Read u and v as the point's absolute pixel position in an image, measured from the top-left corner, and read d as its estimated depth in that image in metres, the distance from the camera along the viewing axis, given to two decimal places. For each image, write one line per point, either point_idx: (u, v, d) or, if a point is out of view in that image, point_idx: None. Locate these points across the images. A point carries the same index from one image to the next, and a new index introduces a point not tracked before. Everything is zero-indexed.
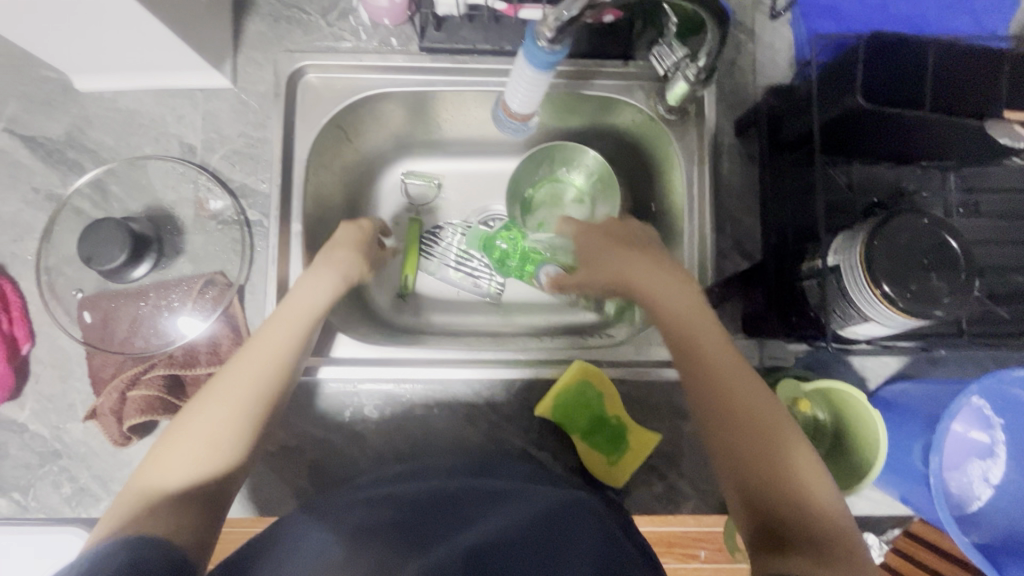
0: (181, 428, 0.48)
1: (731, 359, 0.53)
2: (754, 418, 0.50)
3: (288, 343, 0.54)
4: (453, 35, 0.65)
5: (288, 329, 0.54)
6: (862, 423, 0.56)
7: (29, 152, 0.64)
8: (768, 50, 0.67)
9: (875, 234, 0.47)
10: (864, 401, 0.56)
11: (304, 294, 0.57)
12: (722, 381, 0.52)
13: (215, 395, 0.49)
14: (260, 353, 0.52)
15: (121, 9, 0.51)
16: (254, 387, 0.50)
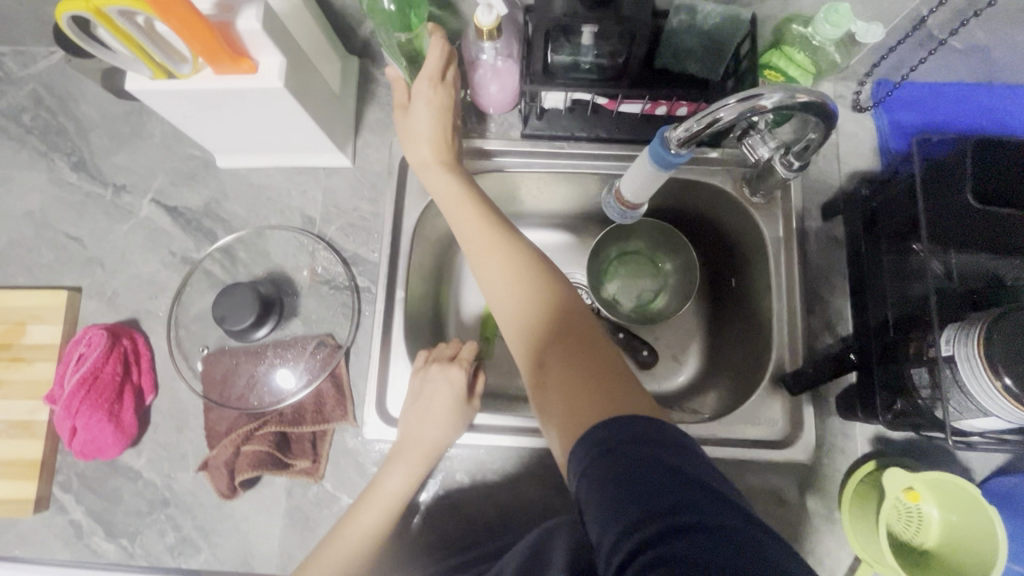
0: (312, 563, 0.56)
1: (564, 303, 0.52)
2: (566, 338, 0.50)
3: (373, 531, 0.57)
4: (553, 123, 0.71)
5: (374, 520, 0.58)
6: (975, 523, 0.55)
7: (170, 220, 0.72)
8: (853, 140, 0.70)
9: (992, 325, 0.47)
10: (979, 497, 0.55)
11: (394, 480, 0.59)
12: (573, 323, 0.51)
13: (337, 539, 0.57)
14: (350, 539, 0.57)
15: (278, 104, 0.58)
16: (345, 568, 0.56)
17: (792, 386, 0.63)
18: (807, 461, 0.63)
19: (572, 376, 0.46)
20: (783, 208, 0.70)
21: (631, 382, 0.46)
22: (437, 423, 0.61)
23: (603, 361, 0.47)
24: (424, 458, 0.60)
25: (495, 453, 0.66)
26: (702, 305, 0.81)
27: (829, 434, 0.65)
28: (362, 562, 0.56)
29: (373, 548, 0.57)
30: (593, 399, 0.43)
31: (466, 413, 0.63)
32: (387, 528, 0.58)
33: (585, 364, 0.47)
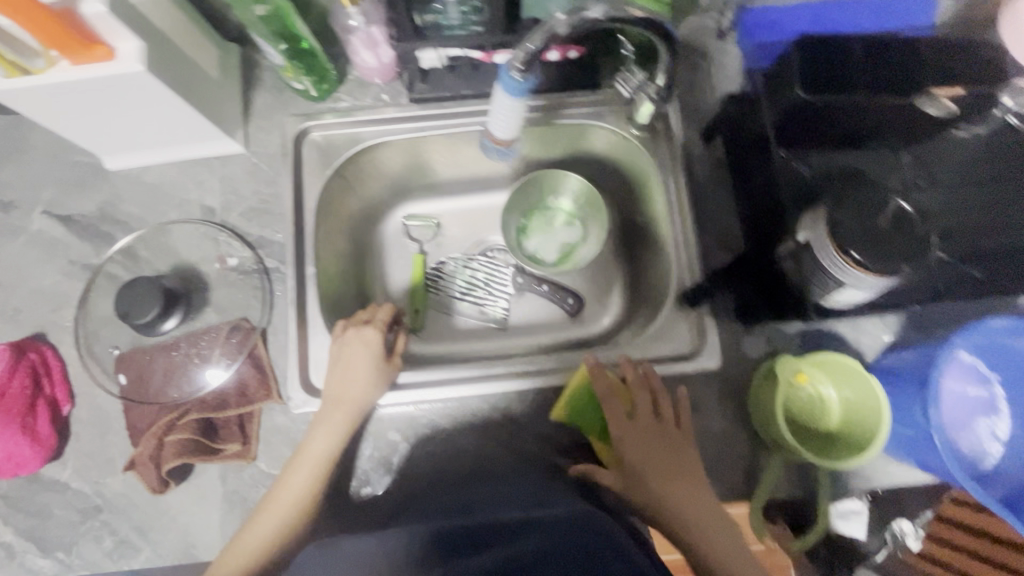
0: (246, 531, 0.59)
1: (658, 441, 0.62)
2: (676, 502, 0.59)
3: (305, 489, 0.60)
4: (438, 84, 0.73)
5: (305, 479, 0.60)
6: (864, 396, 0.59)
7: (66, 229, 0.71)
8: (722, 65, 0.74)
9: (832, 207, 0.52)
10: (861, 368, 0.59)
11: (317, 443, 0.61)
12: (652, 444, 0.61)
13: (267, 506, 0.60)
14: (283, 499, 0.60)
15: (146, 91, 0.58)
16: (281, 527, 0.59)
17: (692, 301, 0.68)
18: (716, 367, 0.67)
19: (694, 503, 0.59)
20: (667, 138, 0.73)
21: (678, 509, 0.58)
22: (358, 382, 0.63)
23: (672, 497, 0.59)
24: (347, 415, 0.62)
25: (423, 408, 0.67)
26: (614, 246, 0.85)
27: (735, 341, 0.68)
28: (299, 519, 0.60)
29: (307, 506, 0.60)
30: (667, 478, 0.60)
31: (393, 368, 0.66)
32: (318, 485, 0.60)
33: (716, 512, 0.58)
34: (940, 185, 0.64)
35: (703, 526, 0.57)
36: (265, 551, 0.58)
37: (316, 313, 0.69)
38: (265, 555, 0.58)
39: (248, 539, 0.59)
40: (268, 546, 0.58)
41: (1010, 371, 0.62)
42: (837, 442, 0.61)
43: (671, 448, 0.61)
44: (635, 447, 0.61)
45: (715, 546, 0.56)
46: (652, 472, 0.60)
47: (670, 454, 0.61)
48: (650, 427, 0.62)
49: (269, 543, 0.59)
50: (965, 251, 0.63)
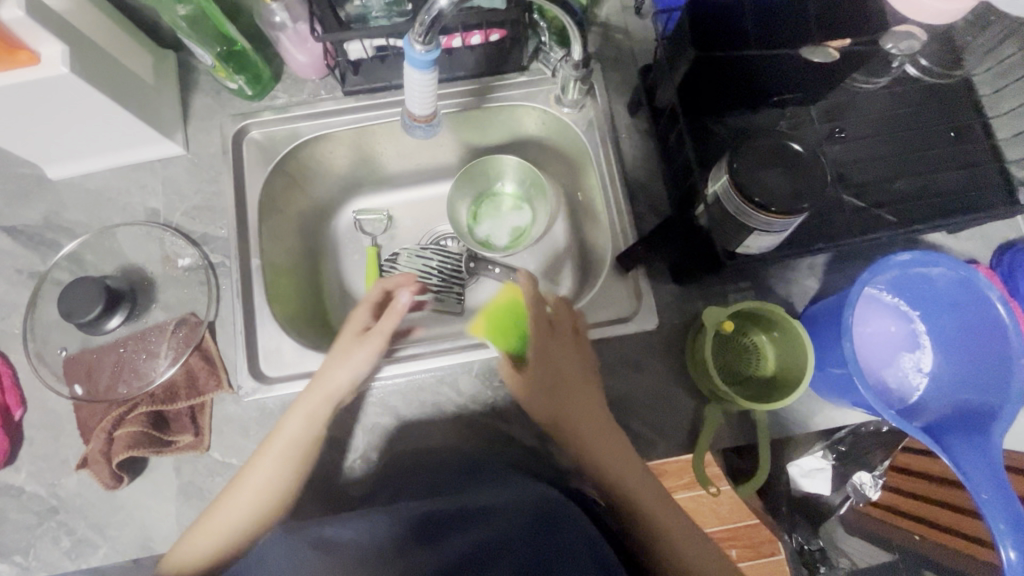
0: (211, 523, 0.58)
1: (578, 373, 0.63)
2: (592, 449, 0.59)
3: (275, 476, 0.60)
4: (372, 76, 0.75)
5: (275, 467, 0.60)
6: (792, 341, 0.61)
7: (11, 240, 0.72)
8: (643, 40, 0.77)
9: (733, 158, 0.54)
10: (785, 315, 0.61)
11: (294, 424, 0.62)
12: (561, 384, 0.62)
13: (240, 489, 0.60)
14: (252, 489, 0.59)
15: (75, 95, 0.60)
16: (246, 516, 0.59)
17: (627, 264, 0.70)
18: (654, 327, 0.69)
19: (591, 418, 0.61)
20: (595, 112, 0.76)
21: (586, 444, 0.60)
22: (337, 363, 0.64)
23: (573, 415, 0.61)
24: (322, 401, 0.63)
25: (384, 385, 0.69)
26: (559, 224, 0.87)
27: (672, 301, 0.71)
28: (266, 511, 0.59)
29: (276, 499, 0.60)
30: (591, 418, 0.61)
31: (378, 336, 0.66)
32: (288, 471, 0.60)
33: (626, 456, 0.59)
34: (847, 138, 0.68)
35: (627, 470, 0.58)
36: (223, 544, 0.58)
37: (264, 304, 0.71)
38: (221, 550, 0.58)
39: (219, 532, 0.58)
40: (230, 539, 0.58)
41: (930, 307, 0.64)
42: (767, 389, 0.64)
43: (588, 376, 0.63)
44: (552, 365, 0.63)
45: (623, 470, 0.58)
46: (573, 398, 0.62)
47: (587, 392, 0.62)
48: (568, 344, 0.65)
49: (239, 532, 0.58)
50: (878, 197, 0.66)
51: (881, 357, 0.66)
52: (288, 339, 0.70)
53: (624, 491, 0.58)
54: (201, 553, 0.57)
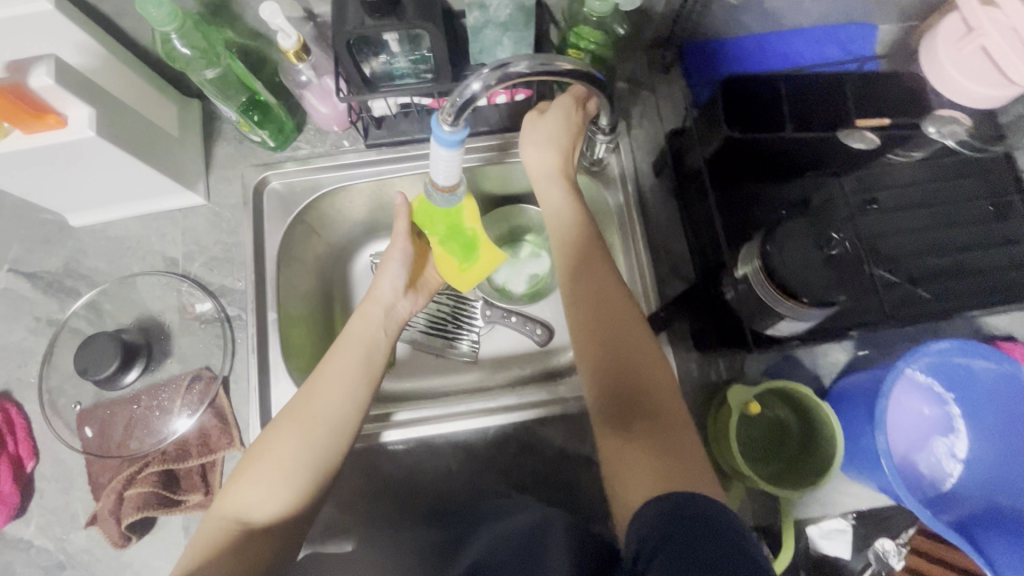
0: (263, 458, 0.54)
1: (589, 251, 0.61)
2: (618, 342, 0.56)
3: (353, 374, 0.58)
4: (394, 130, 0.75)
5: (353, 364, 0.59)
6: (820, 428, 0.60)
7: (31, 286, 0.72)
8: (670, 98, 0.76)
9: (766, 242, 0.53)
10: (819, 401, 0.60)
11: (357, 331, 0.61)
12: (600, 281, 0.59)
13: (293, 420, 0.55)
14: (330, 388, 0.57)
15: (100, 153, 0.60)
16: (325, 416, 0.56)
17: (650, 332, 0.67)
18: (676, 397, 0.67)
19: (614, 301, 0.58)
20: (619, 171, 0.75)
21: (598, 319, 0.57)
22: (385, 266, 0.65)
23: (593, 297, 0.58)
24: (380, 310, 0.63)
25: (394, 446, 0.68)
26: None
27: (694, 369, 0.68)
28: (347, 411, 0.57)
29: (354, 399, 0.57)
30: (595, 295, 0.58)
31: (405, 251, 0.65)
32: (367, 366, 0.60)
33: (649, 358, 0.55)
34: (881, 209, 0.66)
35: (630, 340, 0.56)
36: (313, 448, 0.54)
37: (279, 358, 0.70)
38: (312, 454, 0.54)
39: (270, 468, 0.53)
40: (320, 444, 0.54)
41: (967, 393, 0.61)
42: (791, 469, 0.62)
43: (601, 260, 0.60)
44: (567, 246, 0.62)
45: (632, 347, 0.56)
46: (593, 280, 0.59)
47: (602, 275, 0.59)
48: (568, 211, 0.63)
49: (295, 458, 0.54)
50: (912, 272, 0.64)
51: (914, 440, 0.63)
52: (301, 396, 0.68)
53: (634, 388, 0.54)
54: (288, 458, 0.54)
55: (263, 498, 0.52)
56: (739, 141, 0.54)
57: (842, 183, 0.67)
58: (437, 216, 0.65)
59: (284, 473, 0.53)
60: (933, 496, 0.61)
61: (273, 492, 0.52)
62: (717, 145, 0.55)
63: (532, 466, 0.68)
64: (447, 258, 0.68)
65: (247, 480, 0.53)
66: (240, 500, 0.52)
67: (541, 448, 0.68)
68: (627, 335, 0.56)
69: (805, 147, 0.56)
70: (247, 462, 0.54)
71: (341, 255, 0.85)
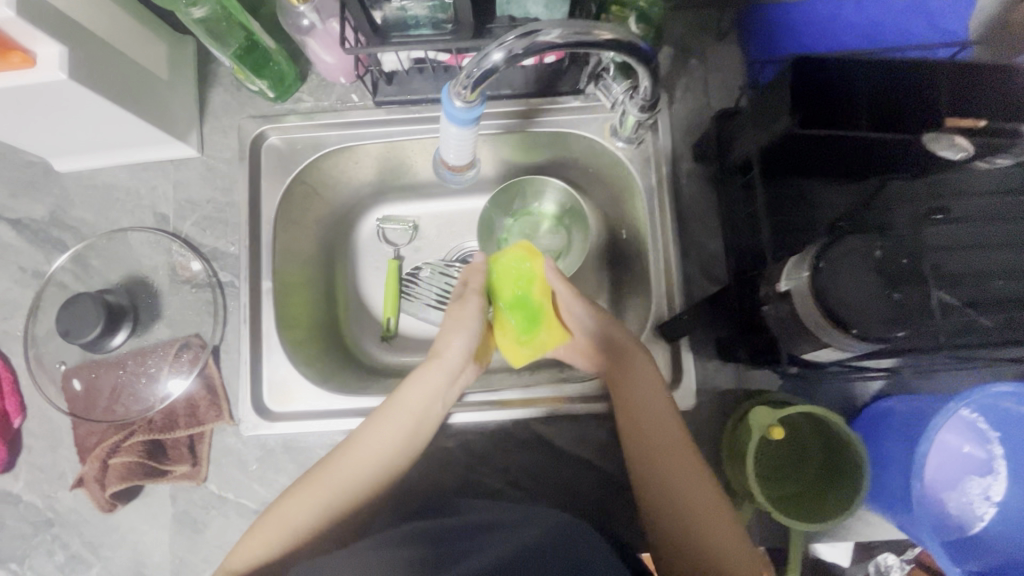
0: (278, 511, 0.54)
1: (638, 375, 0.60)
2: (658, 456, 0.55)
3: (387, 448, 0.57)
4: (405, 87, 0.67)
5: (392, 435, 0.57)
6: (849, 459, 0.55)
7: (16, 234, 0.68)
8: (720, 71, 0.67)
9: (820, 256, 0.46)
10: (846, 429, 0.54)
11: (410, 395, 0.59)
12: (647, 404, 0.58)
13: (317, 481, 0.55)
14: (361, 454, 0.56)
15: (76, 97, 0.53)
16: (350, 482, 0.55)
17: (668, 335, 0.61)
18: (691, 408, 0.62)
19: (662, 423, 0.57)
20: (654, 152, 0.67)
21: (644, 438, 0.56)
22: (455, 330, 0.64)
23: (640, 418, 0.57)
24: (440, 372, 0.61)
25: None
26: (600, 262, 0.78)
27: (712, 377, 0.63)
28: (370, 477, 0.56)
29: (382, 471, 0.57)
30: (638, 416, 0.57)
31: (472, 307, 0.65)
32: (405, 437, 0.58)
33: (697, 477, 0.54)
34: (950, 220, 0.58)
35: (678, 464, 0.55)
36: (322, 514, 0.54)
37: (272, 330, 0.66)
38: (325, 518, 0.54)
39: (280, 520, 0.54)
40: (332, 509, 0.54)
41: (1017, 434, 0.55)
42: (804, 495, 0.58)
43: (652, 381, 0.59)
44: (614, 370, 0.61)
45: (679, 470, 0.54)
46: (642, 402, 0.58)
47: (651, 393, 0.58)
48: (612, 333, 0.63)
49: (306, 515, 0.54)
50: (975, 295, 0.57)
51: (945, 477, 0.58)
52: (295, 372, 0.65)
53: (673, 506, 0.53)
54: (296, 520, 0.54)
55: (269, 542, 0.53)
56: (804, 137, 0.46)
57: (910, 187, 0.58)
58: (509, 282, 0.67)
59: (287, 532, 0.53)
60: (957, 538, 0.57)
61: (278, 541, 0.53)
62: (774, 136, 0.48)
63: (530, 465, 0.64)
64: (508, 324, 0.67)
65: (259, 532, 0.53)
66: (240, 552, 0.53)
67: (542, 446, 0.64)
68: (671, 458, 0.55)
69: (880, 151, 0.48)
70: (267, 514, 0.55)
71: (344, 219, 0.78)
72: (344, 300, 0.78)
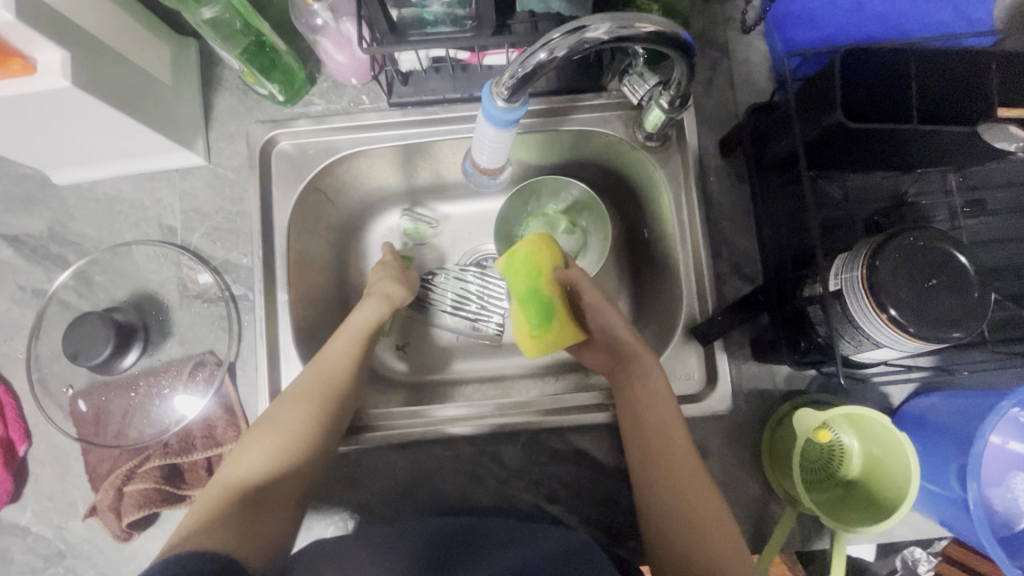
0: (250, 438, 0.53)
1: (647, 381, 0.58)
2: (670, 482, 0.53)
3: (344, 360, 0.59)
4: (421, 88, 0.65)
5: (343, 350, 0.59)
6: (898, 466, 0.53)
7: (13, 251, 0.64)
8: (745, 65, 0.65)
9: (876, 253, 0.44)
10: (899, 438, 0.52)
11: (356, 318, 0.62)
12: (649, 412, 0.56)
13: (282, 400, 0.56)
14: (316, 365, 0.58)
15: (79, 105, 0.50)
16: (310, 392, 0.56)
17: (703, 337, 0.60)
18: (728, 411, 0.60)
19: (668, 431, 0.55)
20: (680, 149, 0.65)
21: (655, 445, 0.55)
22: (381, 280, 0.66)
23: (642, 422, 0.56)
24: (379, 302, 0.64)
25: (445, 445, 0.63)
26: (622, 263, 0.76)
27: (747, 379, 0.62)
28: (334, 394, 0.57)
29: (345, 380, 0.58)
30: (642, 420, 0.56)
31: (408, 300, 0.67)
32: (360, 355, 0.60)
33: (706, 494, 0.53)
34: (985, 212, 0.57)
35: (684, 476, 0.53)
36: (301, 424, 0.54)
37: (290, 344, 0.63)
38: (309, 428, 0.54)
39: (255, 444, 0.53)
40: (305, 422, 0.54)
41: None
42: (845, 498, 0.57)
43: (659, 387, 0.58)
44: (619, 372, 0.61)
45: (687, 481, 0.53)
46: (650, 406, 0.57)
47: (655, 395, 0.57)
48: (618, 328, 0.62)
49: (277, 432, 0.53)
50: (1014, 288, 0.56)
51: (990, 474, 0.57)
52: None
53: (682, 524, 0.52)
54: (269, 441, 0.53)
55: (260, 452, 0.52)
56: (854, 130, 0.45)
57: (947, 179, 0.57)
58: (519, 278, 0.65)
59: (264, 456, 0.52)
60: (1003, 535, 0.56)
61: (269, 449, 0.52)
62: (823, 130, 0.46)
63: (565, 477, 0.62)
64: (520, 322, 0.65)
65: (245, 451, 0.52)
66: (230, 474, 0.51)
67: (576, 455, 0.62)
68: (677, 469, 0.54)
69: (929, 142, 0.47)
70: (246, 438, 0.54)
71: (357, 225, 0.76)
72: None
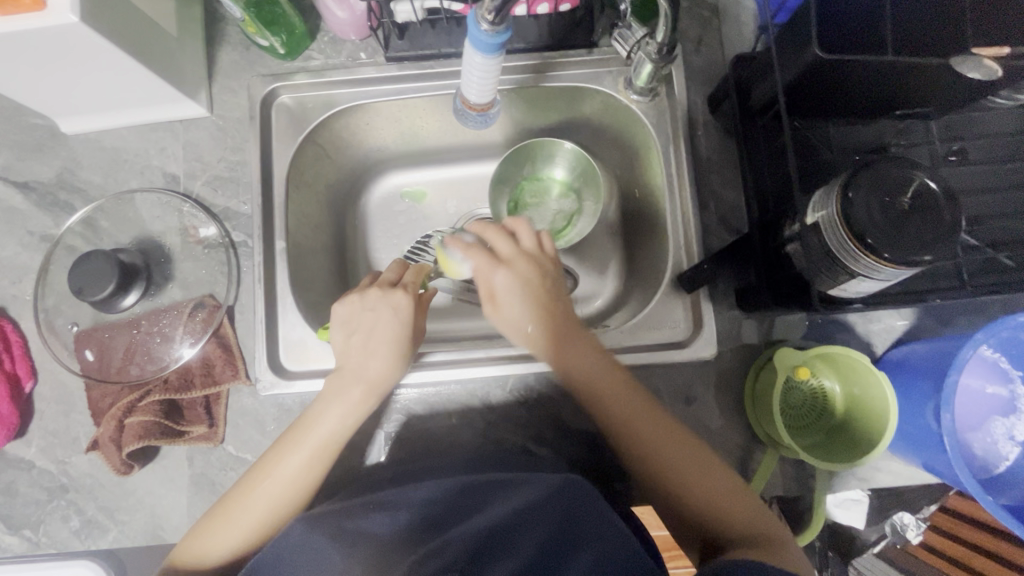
0: (219, 511, 0.55)
1: (591, 369, 0.56)
2: (671, 468, 0.54)
3: (308, 467, 0.55)
4: (417, 42, 0.67)
5: (303, 462, 0.55)
6: (876, 403, 0.54)
7: (23, 197, 0.67)
8: (734, 22, 0.67)
9: (849, 184, 0.45)
10: (882, 377, 0.53)
11: (324, 419, 0.56)
12: (595, 392, 0.56)
13: (245, 490, 0.55)
14: (275, 464, 0.55)
15: (88, 44, 0.52)
16: (268, 495, 0.54)
17: (687, 284, 0.61)
18: (713, 356, 0.61)
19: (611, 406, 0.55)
20: (669, 104, 0.67)
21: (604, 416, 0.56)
22: (378, 344, 0.57)
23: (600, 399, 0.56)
24: (357, 394, 0.57)
25: (433, 391, 0.64)
26: (614, 222, 0.77)
27: (733, 327, 0.63)
28: (289, 500, 0.54)
29: (308, 482, 0.55)
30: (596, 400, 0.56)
31: (401, 304, 0.59)
32: (324, 462, 0.56)
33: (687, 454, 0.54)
34: (967, 161, 0.58)
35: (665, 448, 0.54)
36: (249, 534, 0.54)
37: (287, 289, 0.65)
38: (255, 536, 0.54)
39: (222, 522, 0.54)
40: (255, 526, 0.54)
41: None
42: (827, 444, 0.58)
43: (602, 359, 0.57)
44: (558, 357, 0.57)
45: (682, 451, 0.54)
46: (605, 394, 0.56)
47: (592, 375, 0.56)
48: (547, 300, 0.57)
49: (240, 522, 0.54)
50: (994, 236, 0.57)
51: (970, 417, 0.58)
52: (312, 331, 0.64)
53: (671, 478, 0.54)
54: (232, 523, 0.54)
55: (212, 547, 0.53)
56: (830, 63, 0.47)
57: (929, 128, 0.58)
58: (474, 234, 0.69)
59: (226, 538, 0.54)
60: (983, 477, 0.56)
61: (222, 544, 0.53)
62: (802, 64, 0.48)
63: (554, 420, 0.64)
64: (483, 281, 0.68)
65: (205, 534, 0.54)
66: (200, 542, 0.54)
67: (565, 401, 0.64)
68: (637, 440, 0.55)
69: (904, 73, 0.48)
70: (224, 502, 0.55)
71: (356, 183, 0.78)
72: (356, 264, 0.77)
